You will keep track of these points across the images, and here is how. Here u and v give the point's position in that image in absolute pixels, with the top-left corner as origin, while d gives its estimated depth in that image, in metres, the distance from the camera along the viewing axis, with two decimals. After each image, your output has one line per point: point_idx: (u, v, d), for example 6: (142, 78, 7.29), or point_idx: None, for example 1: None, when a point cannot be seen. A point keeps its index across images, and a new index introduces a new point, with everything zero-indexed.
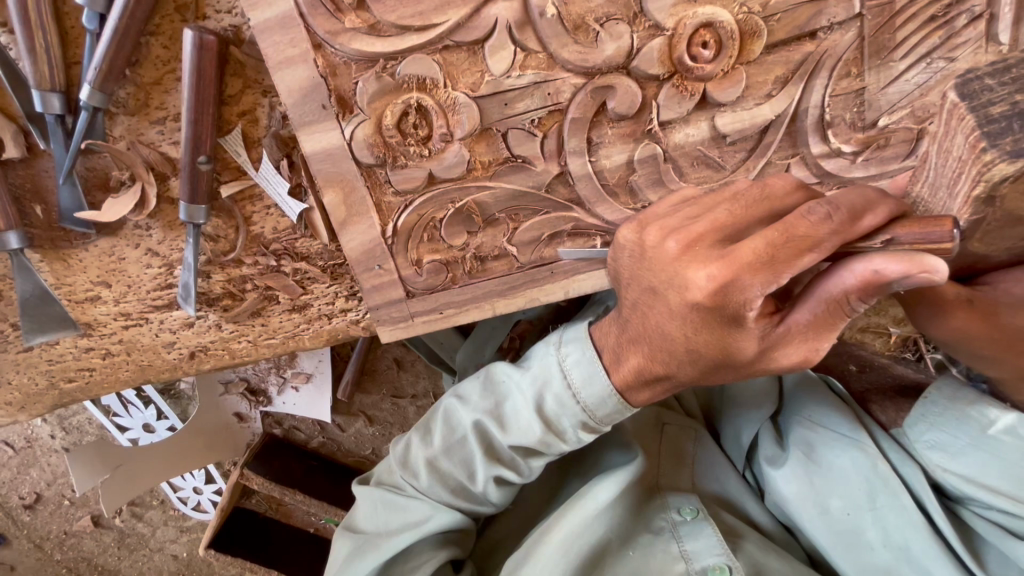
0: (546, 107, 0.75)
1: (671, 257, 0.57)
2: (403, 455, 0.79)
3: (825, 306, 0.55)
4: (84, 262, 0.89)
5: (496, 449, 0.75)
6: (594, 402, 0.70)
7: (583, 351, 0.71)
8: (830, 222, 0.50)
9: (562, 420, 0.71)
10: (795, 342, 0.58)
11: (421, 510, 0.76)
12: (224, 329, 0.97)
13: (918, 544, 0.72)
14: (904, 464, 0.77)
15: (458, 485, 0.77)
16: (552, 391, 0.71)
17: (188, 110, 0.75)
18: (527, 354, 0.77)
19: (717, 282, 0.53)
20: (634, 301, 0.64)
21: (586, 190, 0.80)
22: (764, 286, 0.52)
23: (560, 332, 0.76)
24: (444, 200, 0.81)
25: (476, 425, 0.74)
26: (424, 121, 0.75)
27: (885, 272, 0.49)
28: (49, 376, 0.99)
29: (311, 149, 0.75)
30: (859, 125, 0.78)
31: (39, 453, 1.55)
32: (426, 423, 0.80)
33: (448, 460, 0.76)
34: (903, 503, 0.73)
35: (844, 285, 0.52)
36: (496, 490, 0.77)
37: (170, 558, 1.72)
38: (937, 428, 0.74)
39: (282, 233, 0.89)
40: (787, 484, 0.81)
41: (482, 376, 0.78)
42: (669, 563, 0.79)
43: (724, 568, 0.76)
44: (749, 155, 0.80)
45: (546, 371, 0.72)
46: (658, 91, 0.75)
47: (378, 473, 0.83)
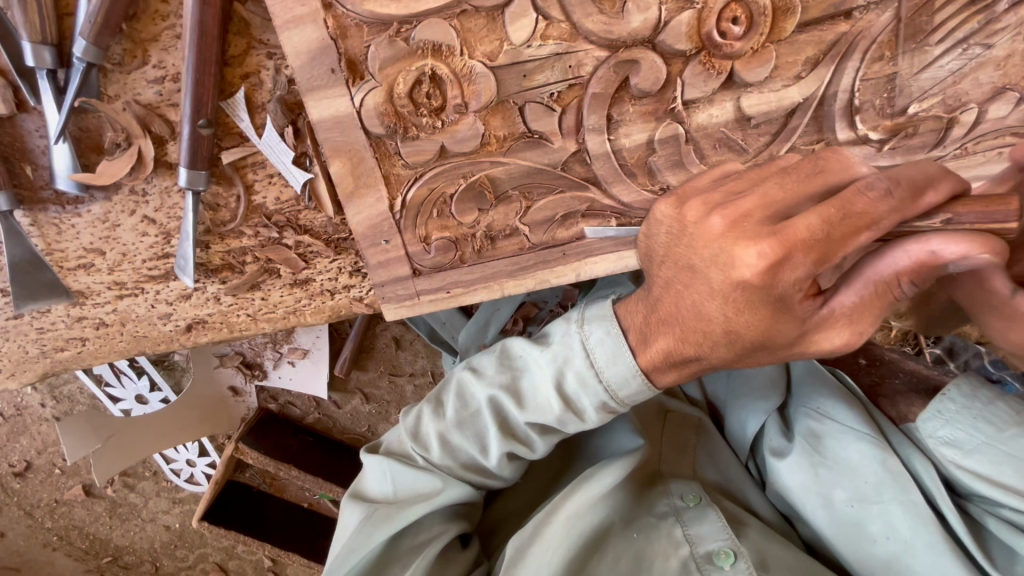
0: (567, 81, 0.72)
1: (716, 234, 0.57)
2: (415, 427, 0.78)
3: (873, 289, 0.58)
4: (77, 227, 0.85)
5: (511, 425, 0.74)
6: (617, 382, 0.68)
7: (607, 328, 0.69)
8: (888, 200, 0.54)
9: (582, 399, 0.70)
10: (837, 325, 0.60)
11: (432, 482, 0.75)
12: (223, 301, 0.94)
13: (925, 539, 0.71)
14: (915, 459, 0.77)
15: (469, 459, 0.76)
16: (572, 369, 0.69)
17: (189, 70, 0.71)
18: (547, 329, 0.75)
19: (768, 260, 0.54)
20: (669, 279, 0.64)
21: (603, 170, 0.78)
22: (814, 265, 0.54)
23: (582, 309, 0.73)
24: (456, 174, 0.77)
25: (491, 400, 0.73)
26: (438, 91, 0.72)
27: (942, 253, 0.54)
28: (41, 345, 0.96)
29: (318, 115, 0.72)
30: (888, 111, 0.75)
31: (28, 422, 1.51)
32: (437, 394, 0.79)
33: (460, 434, 0.75)
34: (911, 497, 0.73)
35: (897, 265, 0.56)
36: (507, 465, 0.76)
37: (163, 529, 1.73)
38: (954, 425, 0.73)
39: (285, 204, 0.85)
40: (792, 474, 0.80)
41: (496, 351, 0.77)
42: (672, 548, 0.79)
43: (730, 552, 0.76)
44: (773, 139, 0.77)
45: (568, 349, 0.70)
46: (683, 68, 0.72)
47: (387, 442, 0.81)
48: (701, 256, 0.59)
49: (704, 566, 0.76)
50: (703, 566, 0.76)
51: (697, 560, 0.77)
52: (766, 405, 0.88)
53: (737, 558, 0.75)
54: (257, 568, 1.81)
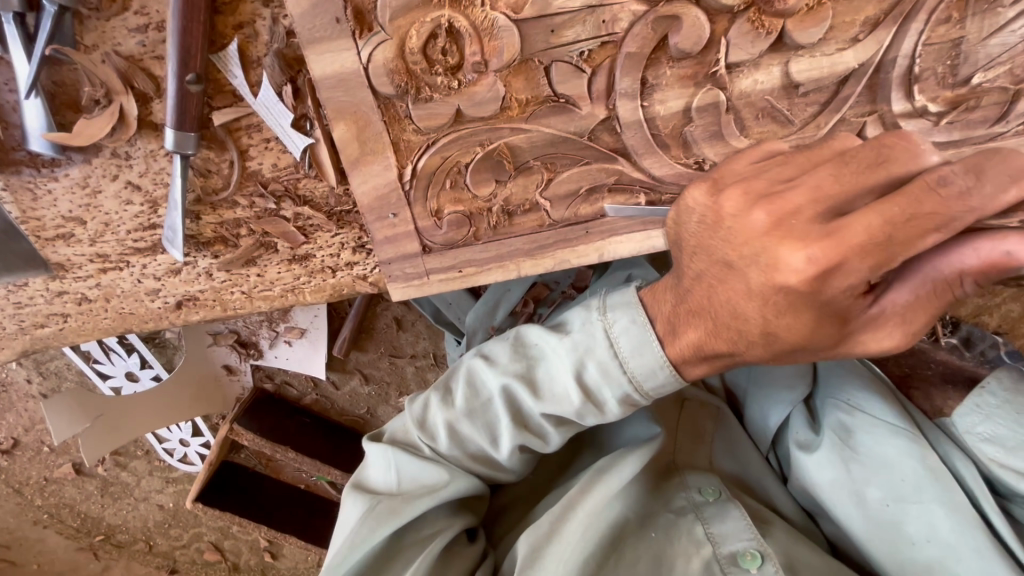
0: (599, 38, 0.64)
1: (759, 231, 0.51)
2: (420, 414, 0.71)
3: (931, 286, 0.51)
4: (54, 193, 0.77)
5: (525, 416, 0.68)
6: (642, 374, 0.62)
7: (633, 317, 0.63)
8: (964, 198, 0.45)
9: (604, 391, 0.64)
10: (884, 328, 0.53)
11: (437, 474, 0.70)
12: (216, 277, 0.87)
13: (971, 543, 0.64)
14: (955, 457, 0.69)
15: (478, 451, 0.70)
16: (594, 359, 0.63)
17: (175, 17, 0.63)
18: (564, 316, 0.68)
19: (817, 266, 0.47)
20: (700, 272, 0.58)
21: (634, 140, 0.71)
22: (870, 271, 0.47)
23: (602, 296, 0.66)
24: (472, 142, 0.70)
25: (504, 389, 0.67)
26: (455, 47, 0.64)
27: (1016, 255, 0.46)
28: (20, 320, 0.89)
29: (321, 71, 0.64)
30: (950, 81, 0.68)
31: (15, 398, 1.44)
32: (445, 381, 0.73)
33: (470, 424, 0.69)
34: (954, 497, 0.66)
35: (962, 264, 0.49)
36: (518, 458, 0.71)
37: (156, 508, 1.69)
38: (994, 420, 0.67)
39: (282, 171, 0.78)
40: (822, 471, 0.72)
41: (510, 338, 0.70)
42: (693, 547, 0.73)
43: (756, 554, 0.70)
44: (822, 109, 0.70)
45: (589, 337, 0.64)
46: (728, 27, 0.64)
47: (390, 430, 0.75)
48: (740, 253, 0.53)
49: (728, 568, 0.71)
50: (727, 568, 0.71)
51: (721, 561, 0.71)
52: (789, 395, 0.78)
53: (764, 561, 0.69)
54: (253, 548, 1.78)
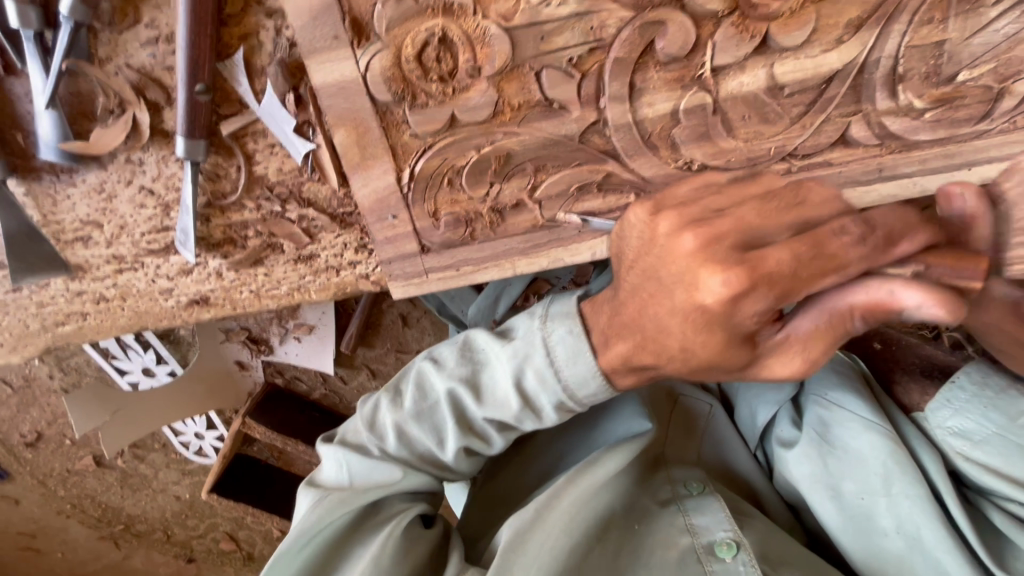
0: (588, 44, 0.67)
1: (686, 253, 0.53)
2: (371, 417, 0.73)
3: (829, 318, 0.53)
4: (73, 198, 0.81)
5: (470, 419, 0.69)
6: (575, 382, 0.64)
7: (569, 328, 0.64)
8: (860, 246, 0.50)
9: (541, 396, 0.65)
10: (786, 356, 0.55)
11: (387, 473, 0.71)
12: (226, 277, 0.91)
13: (932, 534, 0.65)
14: (922, 451, 0.69)
15: (426, 452, 0.72)
16: (532, 366, 0.64)
17: (185, 32, 0.67)
18: (511, 323, 0.70)
19: (732, 289, 0.50)
20: (635, 285, 0.59)
21: (623, 142, 0.73)
22: (776, 300, 0.51)
23: (546, 305, 0.68)
24: (467, 146, 0.73)
25: (449, 393, 0.68)
26: (448, 54, 0.67)
27: (900, 296, 0.50)
28: (41, 319, 0.94)
29: (322, 80, 0.68)
30: (934, 80, 0.69)
31: (38, 393, 1.50)
32: (396, 384, 0.74)
33: (418, 427, 0.70)
34: (918, 492, 0.66)
35: (854, 300, 0.52)
36: (465, 459, 0.73)
37: (173, 498, 1.75)
38: (962, 415, 0.67)
39: (287, 174, 0.81)
40: (800, 466, 0.74)
41: (459, 342, 0.72)
42: (674, 536, 0.75)
43: (732, 543, 0.71)
44: (808, 109, 0.72)
45: (529, 344, 0.65)
46: (714, 30, 0.66)
47: (343, 432, 0.76)
48: (669, 271, 0.55)
49: (705, 557, 0.72)
50: (704, 557, 0.73)
51: (700, 550, 0.73)
52: (777, 395, 0.80)
53: (739, 551, 0.70)
54: (266, 538, 1.84)
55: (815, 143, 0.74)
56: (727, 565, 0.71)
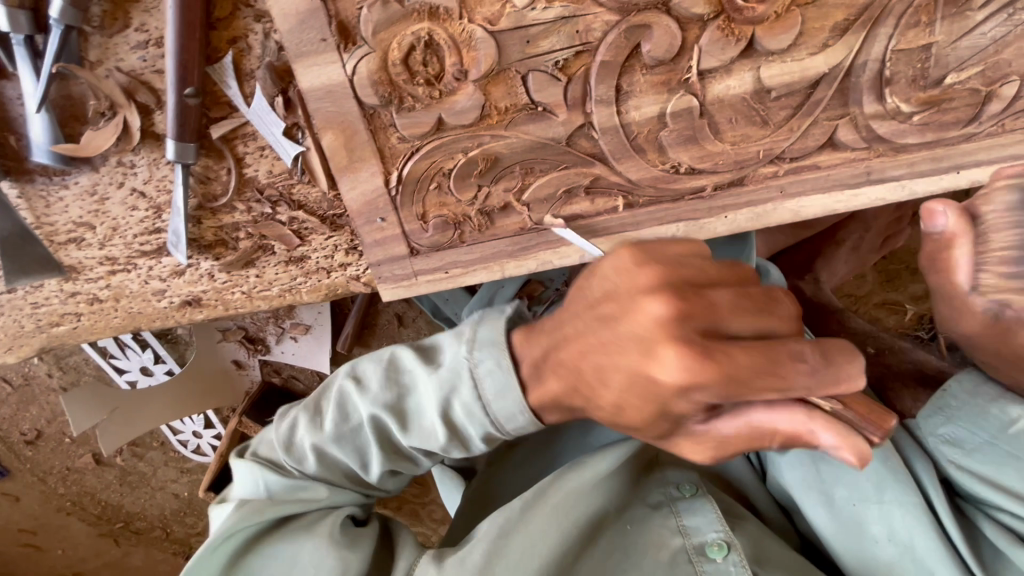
0: (573, 48, 0.67)
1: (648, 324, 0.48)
2: (287, 436, 0.68)
3: (749, 432, 0.50)
4: (66, 200, 0.82)
5: (395, 444, 0.66)
6: (503, 415, 0.59)
7: (496, 358, 0.59)
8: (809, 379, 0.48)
9: (468, 429, 0.61)
10: (699, 445, 0.52)
11: (306, 491, 0.67)
12: (218, 278, 0.92)
13: (925, 543, 0.64)
14: (915, 458, 0.68)
15: (349, 472, 0.68)
16: (458, 398, 0.60)
17: (173, 35, 0.67)
18: (438, 341, 0.64)
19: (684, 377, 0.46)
20: (584, 331, 0.54)
21: (611, 145, 0.73)
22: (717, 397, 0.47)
23: (475, 327, 0.62)
24: (455, 149, 0.73)
25: (373, 419, 0.63)
26: (435, 57, 0.67)
27: (820, 437, 0.47)
28: (36, 320, 0.95)
29: (310, 84, 0.68)
30: (922, 83, 0.69)
31: (38, 391, 1.51)
32: (317, 400, 0.68)
33: (338, 449, 0.66)
34: (910, 500, 0.65)
35: (776, 424, 0.48)
36: (392, 478, 0.70)
37: (172, 496, 1.76)
38: (955, 423, 0.66)
39: (277, 177, 0.81)
40: (792, 471, 0.73)
41: (384, 360, 0.66)
42: (665, 537, 0.74)
43: (723, 544, 0.71)
44: (796, 112, 0.72)
45: (453, 374, 0.60)
46: (700, 34, 0.66)
47: (258, 445, 0.71)
48: (625, 329, 0.50)
49: (697, 557, 0.71)
50: (695, 558, 0.71)
51: (691, 551, 0.72)
52: None
53: (730, 551, 0.70)
54: None
55: (802, 146, 0.74)
56: (719, 566, 0.70)
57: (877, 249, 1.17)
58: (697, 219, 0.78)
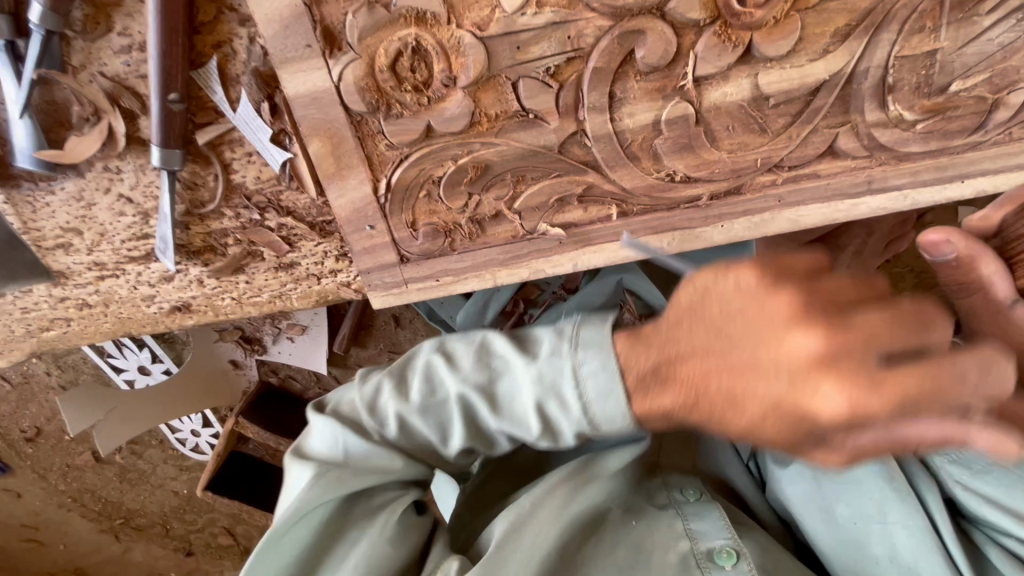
0: (565, 54, 0.65)
1: (806, 353, 0.44)
2: (369, 399, 0.63)
3: None
4: (52, 205, 0.81)
5: (481, 428, 0.62)
6: (603, 418, 0.56)
7: (604, 361, 0.54)
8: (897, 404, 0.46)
9: (562, 424, 0.57)
10: None
11: (383, 460, 0.61)
12: (207, 284, 0.91)
13: (931, 568, 0.62)
14: (918, 477, 0.67)
15: (427, 446, 0.63)
16: (561, 392, 0.56)
17: (155, 40, 0.66)
18: (535, 332, 0.61)
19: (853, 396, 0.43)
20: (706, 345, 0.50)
21: (604, 153, 0.71)
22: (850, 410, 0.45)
23: (577, 324, 0.58)
24: (444, 156, 0.72)
25: (461, 398, 0.59)
26: (423, 63, 0.65)
27: None
28: (27, 324, 0.94)
29: (295, 90, 0.67)
30: (925, 90, 0.67)
31: (36, 389, 1.51)
32: (401, 369, 0.63)
33: (422, 421, 0.61)
34: (916, 522, 0.63)
35: None
36: (463, 458, 0.65)
37: (171, 494, 1.77)
38: (960, 443, 0.63)
39: (265, 183, 0.80)
40: (795, 485, 0.74)
41: (475, 342, 0.62)
42: (672, 540, 0.71)
43: (732, 551, 0.68)
44: (795, 120, 0.69)
45: (555, 367, 0.56)
46: (696, 40, 0.64)
47: (336, 402, 0.66)
48: (772, 358, 0.46)
49: (705, 563, 0.68)
50: (703, 564, 0.68)
51: (698, 556, 0.69)
52: None
53: (739, 559, 0.67)
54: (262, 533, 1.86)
55: (802, 155, 0.72)
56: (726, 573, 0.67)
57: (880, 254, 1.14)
58: (693, 227, 0.77)
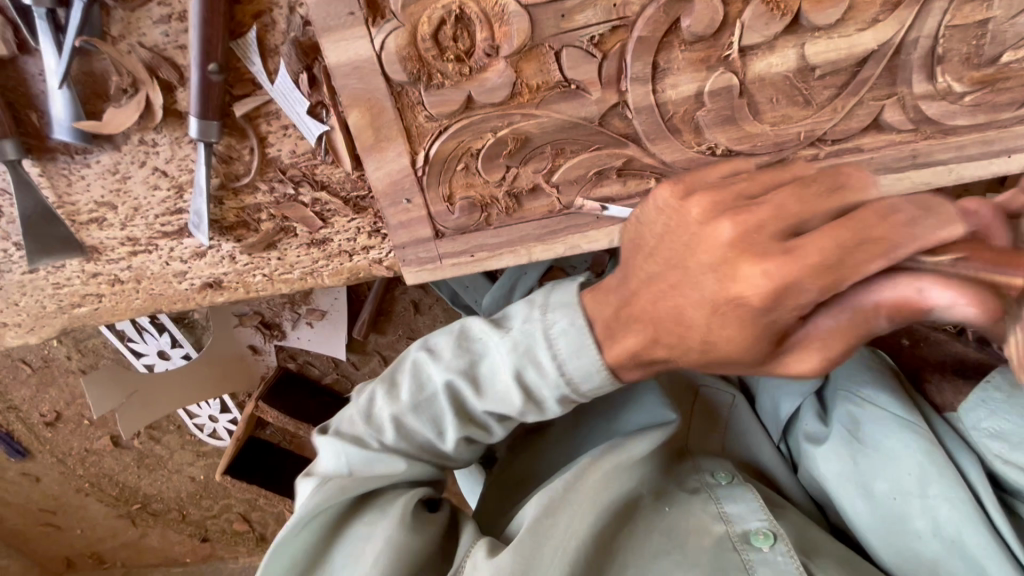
0: (610, 22, 0.64)
1: (723, 244, 0.47)
2: (366, 408, 0.65)
3: None
4: (87, 178, 0.81)
5: (471, 412, 0.63)
6: (582, 379, 0.57)
7: (571, 318, 0.57)
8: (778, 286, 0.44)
9: (544, 393, 0.59)
10: None
11: (388, 465, 0.64)
12: (239, 260, 0.91)
13: (978, 542, 0.63)
14: (962, 454, 0.67)
15: (428, 440, 0.65)
16: (536, 360, 0.57)
17: (197, 10, 0.66)
18: (507, 309, 0.63)
19: (773, 282, 0.44)
20: (654, 275, 0.53)
21: (645, 125, 0.71)
22: (821, 293, 0.44)
23: (544, 292, 0.60)
24: (484, 128, 0.71)
25: (447, 386, 0.61)
26: (466, 32, 0.65)
27: None
28: (58, 300, 0.94)
29: (336, 59, 0.66)
30: (976, 61, 0.66)
31: (58, 372, 1.52)
32: (392, 373, 0.66)
33: (415, 418, 0.63)
34: (959, 496, 0.64)
35: None
36: (465, 447, 0.67)
37: (188, 479, 1.77)
38: (998, 416, 0.63)
39: (301, 157, 0.80)
40: (830, 464, 0.72)
41: (455, 330, 0.64)
42: (706, 522, 0.69)
43: (769, 533, 0.66)
44: (840, 92, 0.69)
45: (530, 337, 0.58)
46: (743, 8, 0.63)
47: (336, 422, 0.68)
48: (697, 262, 0.48)
49: (741, 545, 0.67)
50: (740, 546, 0.67)
51: (734, 539, 0.67)
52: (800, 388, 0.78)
53: (777, 540, 0.65)
54: (279, 519, 1.87)
55: (846, 128, 0.71)
56: (764, 555, 0.65)
57: None
58: None
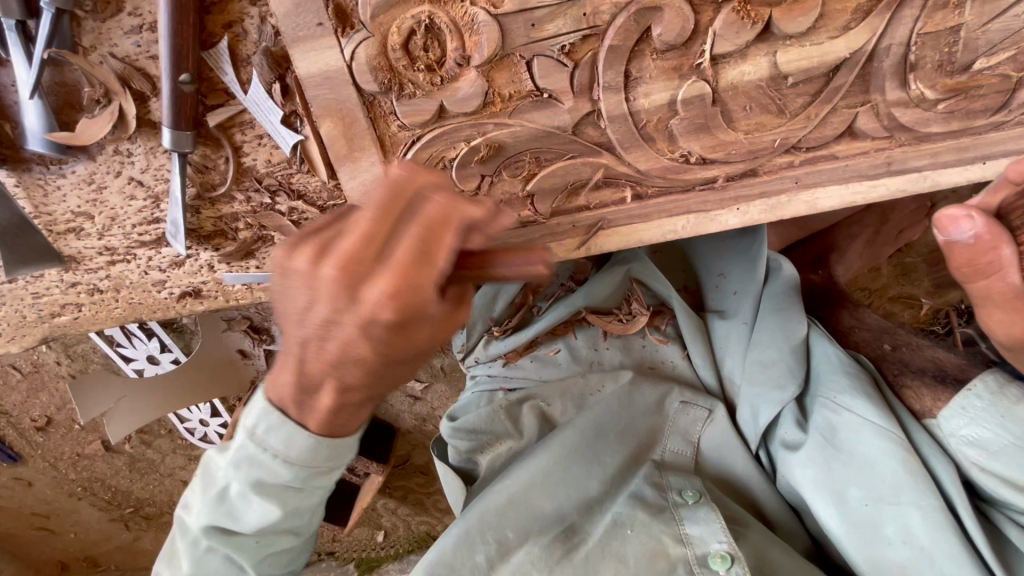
0: (581, 31, 0.64)
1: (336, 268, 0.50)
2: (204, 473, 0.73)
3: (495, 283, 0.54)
4: (63, 189, 0.81)
5: (255, 489, 0.68)
6: (297, 453, 0.65)
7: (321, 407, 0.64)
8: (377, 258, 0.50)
9: (273, 465, 0.66)
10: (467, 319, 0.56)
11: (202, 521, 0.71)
12: (218, 269, 0.92)
13: (942, 549, 0.68)
14: (936, 459, 0.74)
15: (217, 510, 0.70)
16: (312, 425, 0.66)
17: (166, 20, 0.64)
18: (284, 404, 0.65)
19: (387, 295, 0.50)
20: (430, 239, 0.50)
21: (618, 134, 0.70)
22: (421, 285, 0.50)
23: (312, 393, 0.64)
24: (456, 137, 0.71)
25: (234, 459, 0.67)
26: (436, 42, 0.65)
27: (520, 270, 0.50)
28: (38, 309, 0.94)
29: (306, 70, 0.66)
30: (949, 68, 0.65)
31: (47, 378, 1.52)
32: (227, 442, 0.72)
33: (220, 483, 0.70)
34: (930, 502, 0.69)
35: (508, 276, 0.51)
36: (237, 516, 0.70)
37: (180, 483, 1.78)
38: (978, 424, 0.71)
39: (276, 166, 0.79)
40: (803, 467, 0.78)
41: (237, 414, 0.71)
42: (669, 548, 0.76)
43: (726, 556, 0.73)
44: (813, 100, 0.68)
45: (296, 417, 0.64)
46: (714, 16, 0.63)
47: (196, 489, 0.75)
48: (335, 296, 0.51)
49: (698, 568, 0.74)
50: (696, 569, 0.74)
51: (692, 562, 0.74)
52: (782, 396, 0.85)
53: (732, 564, 0.72)
54: None
55: (819, 136, 0.71)
56: None
57: (891, 242, 1.12)
58: (708, 210, 0.76)
